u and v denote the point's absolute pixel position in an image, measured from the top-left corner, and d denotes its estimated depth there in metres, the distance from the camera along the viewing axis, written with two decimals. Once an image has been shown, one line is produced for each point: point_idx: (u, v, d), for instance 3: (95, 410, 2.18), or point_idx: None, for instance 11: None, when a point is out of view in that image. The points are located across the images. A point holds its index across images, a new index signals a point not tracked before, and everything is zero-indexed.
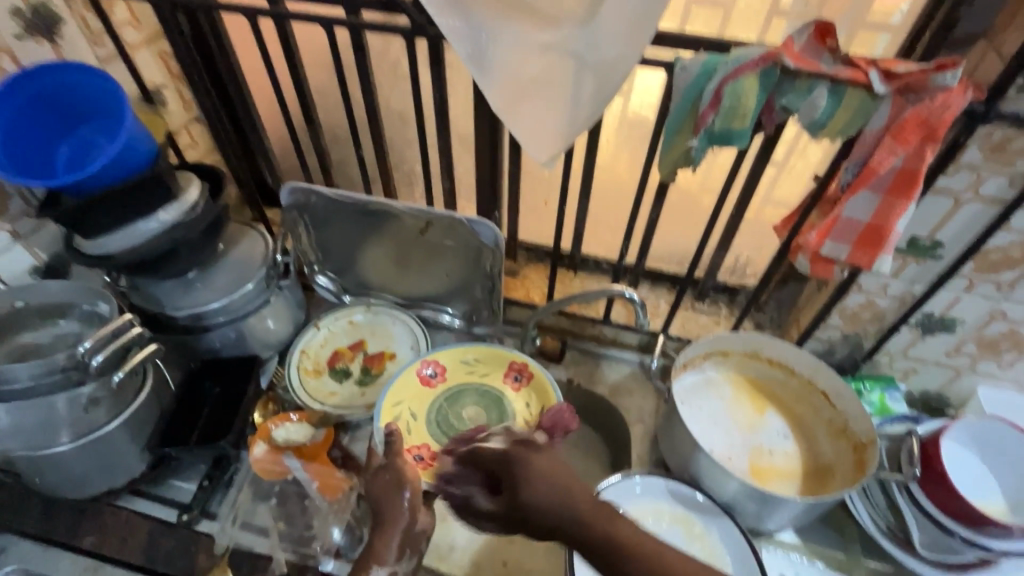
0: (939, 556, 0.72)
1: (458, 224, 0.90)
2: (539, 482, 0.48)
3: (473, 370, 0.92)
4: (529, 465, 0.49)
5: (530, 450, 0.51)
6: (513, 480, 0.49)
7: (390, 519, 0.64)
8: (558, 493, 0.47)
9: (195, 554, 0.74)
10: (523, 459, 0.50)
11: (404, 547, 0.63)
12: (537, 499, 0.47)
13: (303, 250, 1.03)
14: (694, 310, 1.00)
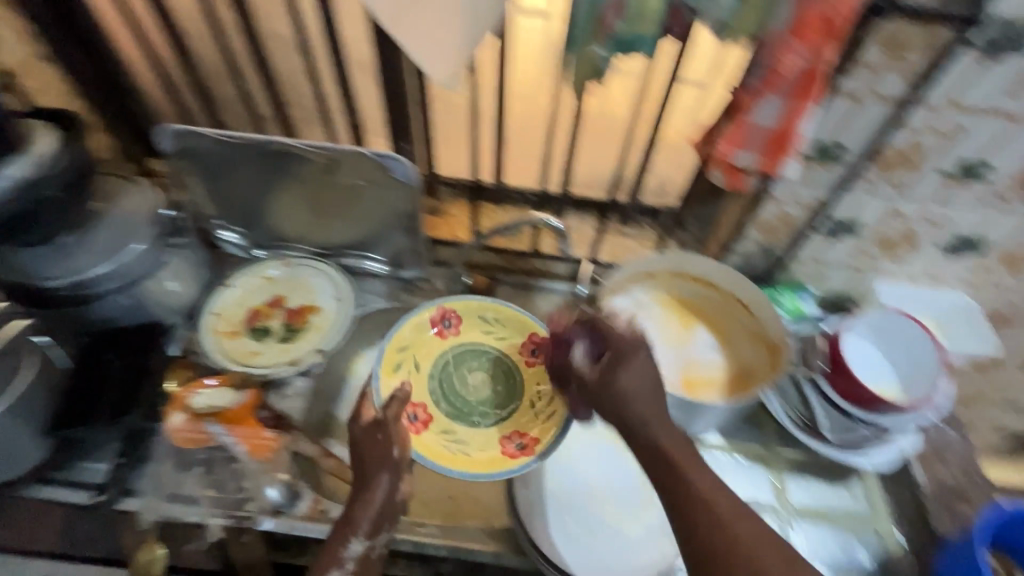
0: (840, 436, 0.79)
1: (367, 160, 0.84)
2: (619, 388, 0.60)
3: (492, 330, 0.85)
4: (630, 369, 0.61)
5: (627, 363, 0.61)
6: (624, 368, 0.61)
7: (370, 488, 0.66)
8: (631, 400, 0.60)
9: (122, 532, 0.70)
10: (621, 367, 0.61)
11: (374, 527, 0.66)
12: (626, 404, 0.60)
13: (199, 203, 0.93)
14: (621, 235, 1.01)
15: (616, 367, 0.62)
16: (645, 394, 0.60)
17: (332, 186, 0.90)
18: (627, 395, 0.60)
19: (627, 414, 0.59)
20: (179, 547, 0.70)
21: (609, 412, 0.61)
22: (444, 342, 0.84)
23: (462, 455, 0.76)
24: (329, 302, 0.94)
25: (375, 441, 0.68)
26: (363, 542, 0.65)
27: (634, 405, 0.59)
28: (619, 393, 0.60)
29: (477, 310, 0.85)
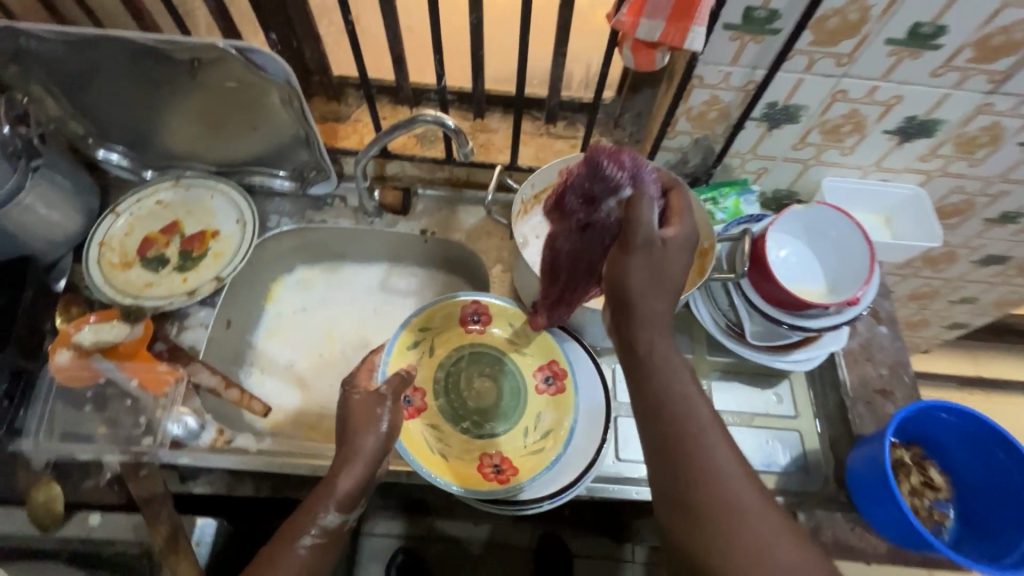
0: (769, 342, 0.75)
1: (231, 58, 0.72)
2: (658, 261, 0.52)
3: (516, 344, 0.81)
4: (683, 253, 0.54)
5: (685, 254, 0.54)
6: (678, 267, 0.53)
7: (353, 453, 0.62)
8: (661, 279, 0.52)
9: (15, 472, 0.67)
10: (677, 249, 0.53)
11: (346, 502, 0.60)
12: (653, 282, 0.52)
13: (64, 119, 0.82)
14: (549, 136, 0.92)
15: (673, 240, 0.53)
16: (673, 280, 0.53)
17: (210, 91, 0.79)
18: (662, 274, 0.52)
19: (647, 297, 0.52)
20: (77, 484, 0.67)
21: (631, 275, 0.52)
22: (467, 335, 0.82)
23: (438, 455, 0.73)
24: (230, 227, 0.87)
25: (362, 410, 0.65)
26: (338, 515, 0.60)
27: (654, 301, 0.53)
28: (661, 262, 0.52)
29: (511, 318, 0.81)
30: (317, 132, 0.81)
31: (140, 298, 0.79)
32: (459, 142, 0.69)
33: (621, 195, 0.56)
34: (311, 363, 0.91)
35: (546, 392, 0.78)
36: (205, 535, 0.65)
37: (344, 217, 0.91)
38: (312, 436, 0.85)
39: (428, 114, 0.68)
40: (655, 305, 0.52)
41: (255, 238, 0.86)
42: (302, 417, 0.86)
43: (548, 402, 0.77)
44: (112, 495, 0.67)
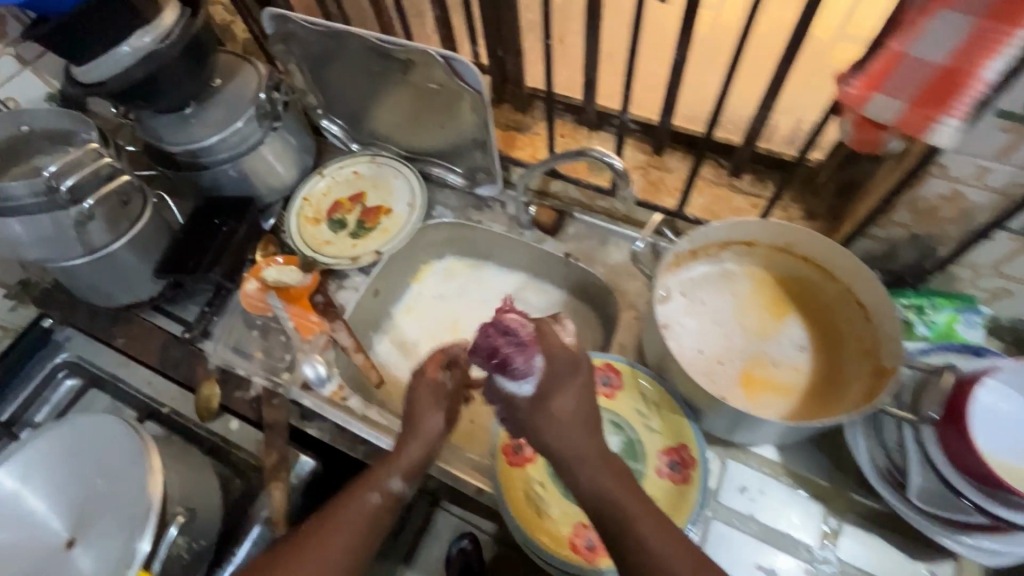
0: (937, 510, 0.59)
1: (437, 61, 0.77)
2: (547, 415, 0.58)
3: (647, 418, 0.68)
4: (563, 394, 0.59)
5: (559, 390, 0.59)
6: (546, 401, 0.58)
7: (418, 436, 0.63)
8: (561, 429, 0.58)
9: (196, 365, 0.83)
10: (553, 394, 0.58)
11: (409, 471, 0.61)
12: (558, 437, 0.57)
13: (305, 92, 0.98)
14: (729, 189, 0.83)
15: (548, 391, 0.59)
16: (572, 423, 0.58)
17: (415, 88, 0.88)
18: (560, 422, 0.58)
19: (559, 445, 0.58)
20: (230, 391, 0.81)
21: (539, 440, 0.59)
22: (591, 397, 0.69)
23: (534, 510, 0.67)
24: (402, 209, 0.96)
25: (433, 403, 0.65)
26: (402, 481, 0.60)
27: (569, 437, 0.58)
28: (549, 423, 0.58)
29: (644, 387, 0.70)
30: (491, 138, 0.85)
31: (315, 251, 0.93)
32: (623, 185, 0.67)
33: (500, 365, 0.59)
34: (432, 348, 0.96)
35: (669, 476, 0.65)
36: (302, 471, 0.74)
37: (498, 222, 0.94)
38: None
39: (592, 150, 0.68)
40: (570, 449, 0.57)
41: (418, 223, 0.94)
42: None
43: (667, 492, 0.64)
44: (249, 410, 0.80)
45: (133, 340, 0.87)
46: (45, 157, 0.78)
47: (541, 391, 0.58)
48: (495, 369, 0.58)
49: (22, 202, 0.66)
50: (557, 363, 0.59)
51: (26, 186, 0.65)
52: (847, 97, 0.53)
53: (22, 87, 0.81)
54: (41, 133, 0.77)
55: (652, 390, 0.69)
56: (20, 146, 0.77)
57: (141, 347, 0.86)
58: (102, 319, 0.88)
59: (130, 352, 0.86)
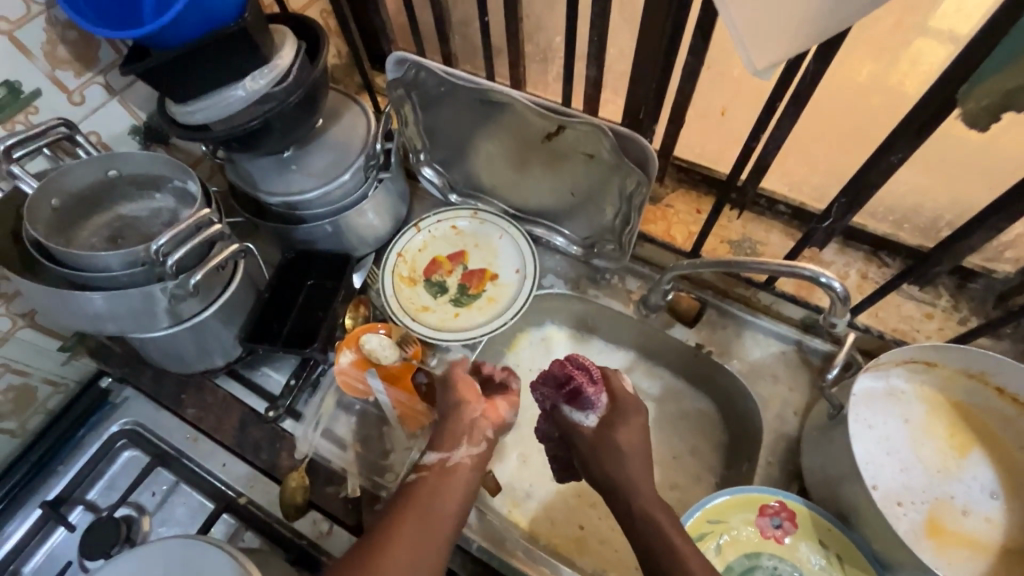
0: None
1: (598, 133, 0.67)
2: (613, 448, 0.62)
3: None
4: (628, 426, 0.64)
5: (623, 422, 0.64)
6: (606, 436, 0.63)
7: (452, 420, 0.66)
8: (623, 459, 0.62)
9: (281, 451, 0.73)
10: (619, 427, 0.64)
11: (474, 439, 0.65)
12: (616, 465, 0.61)
13: (412, 136, 0.86)
14: (900, 294, 0.73)
15: (613, 424, 0.64)
16: (637, 459, 0.62)
17: (544, 148, 0.77)
18: (623, 452, 0.62)
19: (616, 474, 0.61)
20: (321, 486, 0.71)
21: (599, 471, 0.62)
22: (763, 541, 0.61)
23: None
24: (513, 276, 0.84)
25: (458, 388, 0.69)
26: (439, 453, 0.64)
27: (626, 464, 0.61)
28: (603, 453, 0.62)
29: (825, 537, 0.61)
30: (638, 216, 0.74)
31: (412, 318, 0.82)
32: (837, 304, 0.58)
33: (573, 398, 0.65)
34: (532, 434, 0.84)
35: None
36: None
37: (617, 300, 0.83)
38: (511, 517, 0.79)
39: (806, 268, 0.57)
40: (625, 474, 0.61)
41: (532, 293, 0.82)
42: (509, 491, 0.81)
43: None
44: (345, 512, 0.69)
45: (206, 412, 0.76)
46: (130, 205, 0.68)
47: (607, 422, 0.64)
48: (564, 399, 0.65)
49: (118, 275, 0.57)
50: (622, 403, 0.66)
51: (122, 257, 0.56)
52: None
53: (106, 118, 0.71)
54: (128, 179, 0.67)
55: (833, 540, 0.61)
56: (100, 191, 0.66)
57: (214, 422, 0.76)
58: (171, 384, 0.78)
59: (201, 426, 0.76)
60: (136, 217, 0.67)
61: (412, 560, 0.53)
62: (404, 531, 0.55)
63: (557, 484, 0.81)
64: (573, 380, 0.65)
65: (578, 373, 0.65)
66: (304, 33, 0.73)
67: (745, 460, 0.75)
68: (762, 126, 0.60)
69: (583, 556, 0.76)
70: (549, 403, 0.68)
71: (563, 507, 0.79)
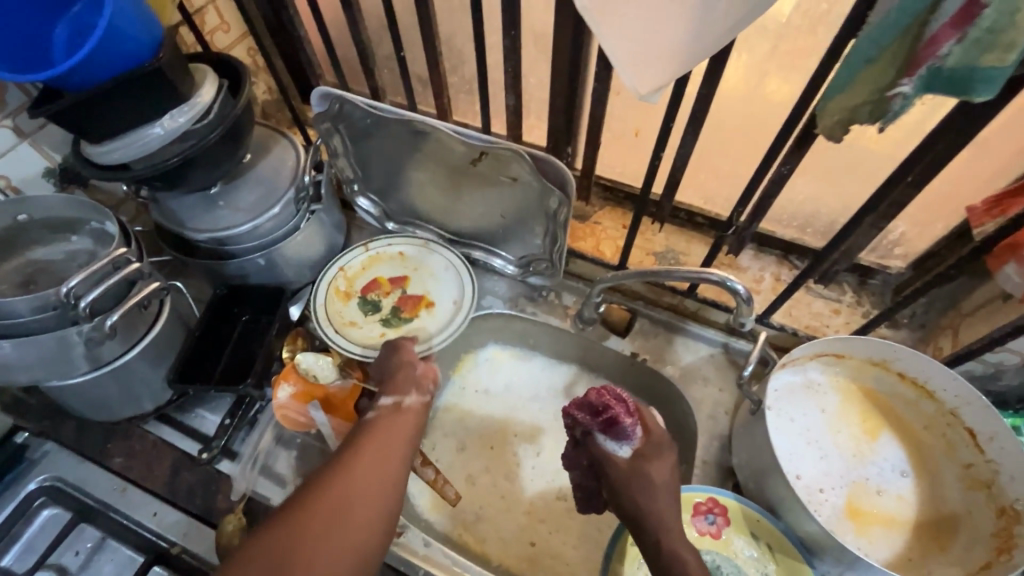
0: None
1: (518, 158, 0.70)
2: (645, 481, 0.58)
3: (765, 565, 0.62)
4: (659, 460, 0.60)
5: (657, 457, 0.60)
6: (639, 473, 0.58)
7: (396, 374, 0.66)
8: (656, 493, 0.57)
9: (216, 493, 0.71)
10: (653, 461, 0.59)
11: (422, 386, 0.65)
12: (650, 500, 0.57)
13: (344, 167, 0.87)
14: (809, 293, 0.79)
15: (646, 457, 0.59)
16: (667, 492, 0.58)
17: (473, 175, 0.80)
18: (656, 487, 0.57)
19: (647, 508, 0.57)
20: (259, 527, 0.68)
21: (626, 502, 0.58)
22: (700, 538, 0.64)
23: None
24: (447, 307, 0.84)
25: (402, 354, 0.69)
26: (393, 395, 0.63)
27: (662, 503, 0.57)
28: (637, 489, 0.58)
29: (757, 527, 0.64)
30: (566, 233, 0.77)
31: (331, 329, 0.82)
32: (743, 305, 0.63)
33: (608, 426, 0.60)
34: (479, 455, 0.84)
35: None
36: None
37: (555, 316, 0.86)
38: (462, 541, 0.78)
39: (714, 273, 0.62)
40: (657, 510, 0.57)
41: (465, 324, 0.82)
42: (459, 513, 0.80)
43: None
44: None
45: (134, 459, 0.73)
46: (43, 249, 0.66)
47: (640, 455, 0.59)
48: (600, 426, 0.60)
49: (24, 322, 0.55)
50: (656, 436, 0.61)
51: (28, 302, 0.54)
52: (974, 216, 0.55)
53: (17, 161, 0.70)
54: (39, 222, 0.65)
55: (765, 531, 0.64)
56: (11, 235, 0.64)
57: (144, 469, 0.72)
58: (96, 433, 0.75)
59: (130, 474, 0.72)
60: (49, 260, 0.65)
61: (376, 488, 0.53)
62: (365, 461, 0.55)
63: (507, 504, 0.81)
64: (608, 398, 0.60)
65: (615, 402, 0.60)
66: (225, 70, 0.74)
67: (684, 461, 0.78)
68: (664, 145, 0.65)
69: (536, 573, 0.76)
70: (582, 430, 0.63)
71: (514, 525, 0.79)
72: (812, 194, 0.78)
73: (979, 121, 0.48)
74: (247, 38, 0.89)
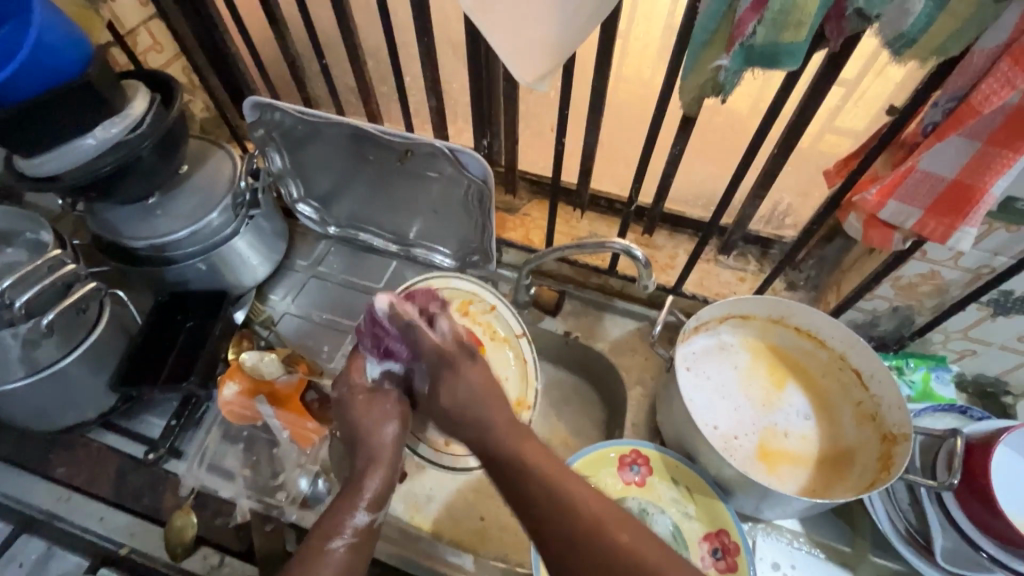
0: (961, 569, 0.63)
1: (440, 153, 0.76)
2: (457, 390, 0.61)
3: (682, 506, 0.69)
4: (457, 374, 0.61)
5: (457, 366, 0.62)
6: (453, 393, 0.61)
7: (376, 457, 0.62)
8: (477, 396, 0.60)
9: (163, 492, 0.72)
10: (456, 366, 0.62)
11: (380, 500, 0.60)
12: (462, 407, 0.60)
13: (282, 175, 0.91)
14: (716, 264, 0.88)
15: (448, 366, 0.62)
16: (482, 392, 0.61)
17: (404, 175, 0.85)
18: (463, 396, 0.60)
19: (462, 410, 0.60)
20: (209, 519, 0.71)
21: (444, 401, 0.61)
22: (625, 488, 0.69)
23: None
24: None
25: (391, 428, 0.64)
26: (368, 512, 0.58)
27: (483, 412, 0.59)
28: (499, 441, 0.56)
29: (675, 473, 0.70)
30: (493, 222, 0.83)
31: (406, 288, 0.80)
32: (644, 271, 0.70)
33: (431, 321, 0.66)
34: None
35: (713, 565, 0.66)
36: None
37: None
38: (414, 522, 0.80)
39: (617, 243, 0.69)
40: (496, 434, 0.57)
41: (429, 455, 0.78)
42: (410, 497, 0.83)
43: None
44: (236, 540, 0.70)
45: (78, 468, 0.74)
46: None
47: (444, 362, 0.62)
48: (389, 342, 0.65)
49: None
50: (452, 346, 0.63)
51: None
52: (829, 177, 0.61)
53: None
54: None
55: (683, 475, 0.70)
56: None
57: (88, 476, 0.73)
58: (37, 446, 0.75)
59: (73, 483, 0.73)
60: None
61: None
62: None
63: (455, 483, 0.84)
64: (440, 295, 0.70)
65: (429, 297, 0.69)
66: (157, 86, 0.78)
67: (617, 426, 0.84)
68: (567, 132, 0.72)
69: (485, 545, 0.80)
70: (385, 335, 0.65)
71: (463, 502, 0.83)
72: (709, 173, 0.87)
73: (813, 93, 0.57)
74: (181, 58, 0.92)
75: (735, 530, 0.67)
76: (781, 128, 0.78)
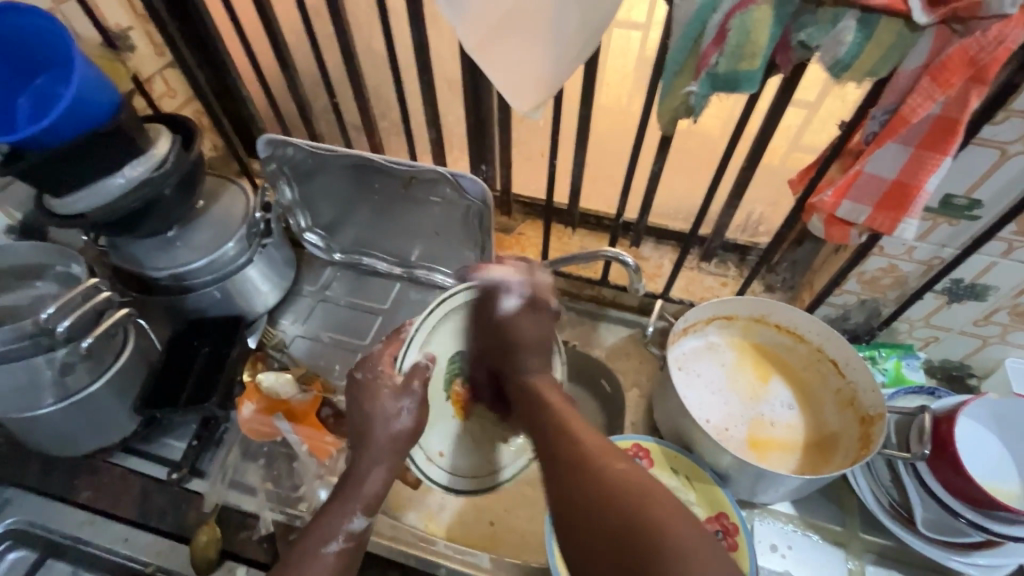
0: (942, 535, 0.68)
1: (442, 179, 0.83)
2: (514, 333, 0.70)
3: (682, 493, 0.74)
4: (524, 324, 0.71)
5: (536, 314, 0.72)
6: (513, 338, 0.70)
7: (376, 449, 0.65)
8: (524, 348, 0.70)
9: (186, 511, 0.75)
10: (528, 316, 0.72)
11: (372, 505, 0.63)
12: (516, 351, 0.70)
13: (291, 207, 0.96)
14: (700, 271, 0.95)
15: (523, 314, 0.72)
16: (534, 342, 0.71)
17: (407, 200, 0.91)
18: (520, 339, 0.70)
19: (517, 357, 0.70)
20: (232, 533, 0.73)
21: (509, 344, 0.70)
22: None
23: None
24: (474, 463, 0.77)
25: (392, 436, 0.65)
26: (365, 517, 0.62)
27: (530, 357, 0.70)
28: (523, 383, 0.68)
29: (674, 463, 0.75)
30: (491, 240, 0.89)
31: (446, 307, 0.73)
32: (635, 277, 0.76)
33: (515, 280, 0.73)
34: None
35: None
36: None
37: None
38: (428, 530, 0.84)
39: (609, 251, 0.75)
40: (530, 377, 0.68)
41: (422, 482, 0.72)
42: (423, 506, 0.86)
43: None
44: (259, 552, 0.73)
45: (101, 491, 0.76)
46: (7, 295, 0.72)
47: (510, 314, 0.71)
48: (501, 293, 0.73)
49: None
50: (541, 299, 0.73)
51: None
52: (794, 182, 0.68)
53: None
54: (7, 269, 0.72)
55: (680, 464, 0.75)
56: None
57: (112, 499, 0.76)
58: (61, 472, 0.77)
59: (97, 506, 0.75)
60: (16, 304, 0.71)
61: None
62: None
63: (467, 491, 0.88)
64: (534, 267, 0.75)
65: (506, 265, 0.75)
66: (176, 128, 0.84)
67: (617, 427, 0.89)
68: (558, 155, 0.80)
69: (496, 547, 0.83)
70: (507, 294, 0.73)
71: (474, 509, 0.86)
72: (687, 189, 0.95)
73: (772, 113, 0.65)
74: (193, 101, 0.99)
75: (733, 511, 0.72)
76: (748, 144, 0.87)
